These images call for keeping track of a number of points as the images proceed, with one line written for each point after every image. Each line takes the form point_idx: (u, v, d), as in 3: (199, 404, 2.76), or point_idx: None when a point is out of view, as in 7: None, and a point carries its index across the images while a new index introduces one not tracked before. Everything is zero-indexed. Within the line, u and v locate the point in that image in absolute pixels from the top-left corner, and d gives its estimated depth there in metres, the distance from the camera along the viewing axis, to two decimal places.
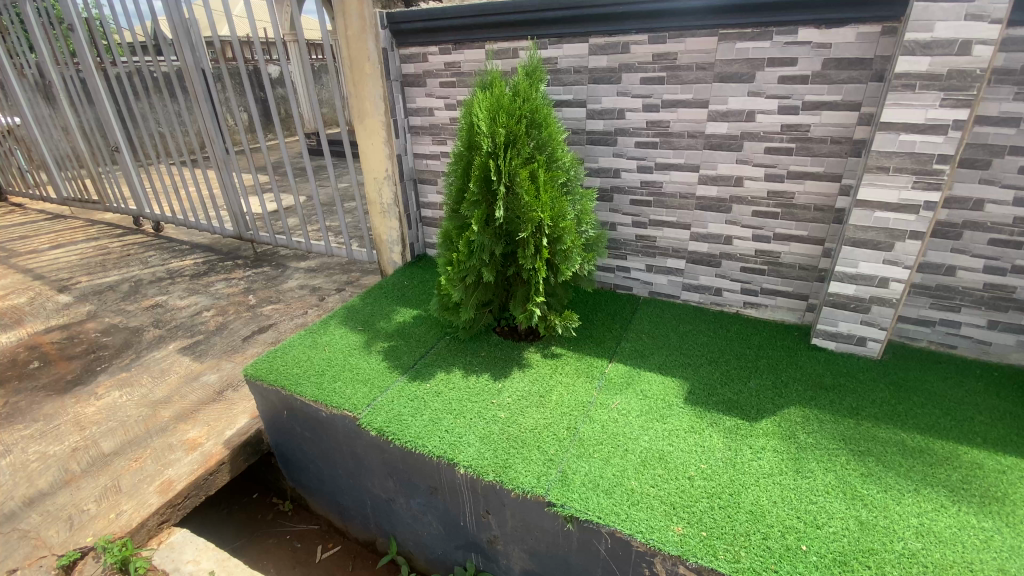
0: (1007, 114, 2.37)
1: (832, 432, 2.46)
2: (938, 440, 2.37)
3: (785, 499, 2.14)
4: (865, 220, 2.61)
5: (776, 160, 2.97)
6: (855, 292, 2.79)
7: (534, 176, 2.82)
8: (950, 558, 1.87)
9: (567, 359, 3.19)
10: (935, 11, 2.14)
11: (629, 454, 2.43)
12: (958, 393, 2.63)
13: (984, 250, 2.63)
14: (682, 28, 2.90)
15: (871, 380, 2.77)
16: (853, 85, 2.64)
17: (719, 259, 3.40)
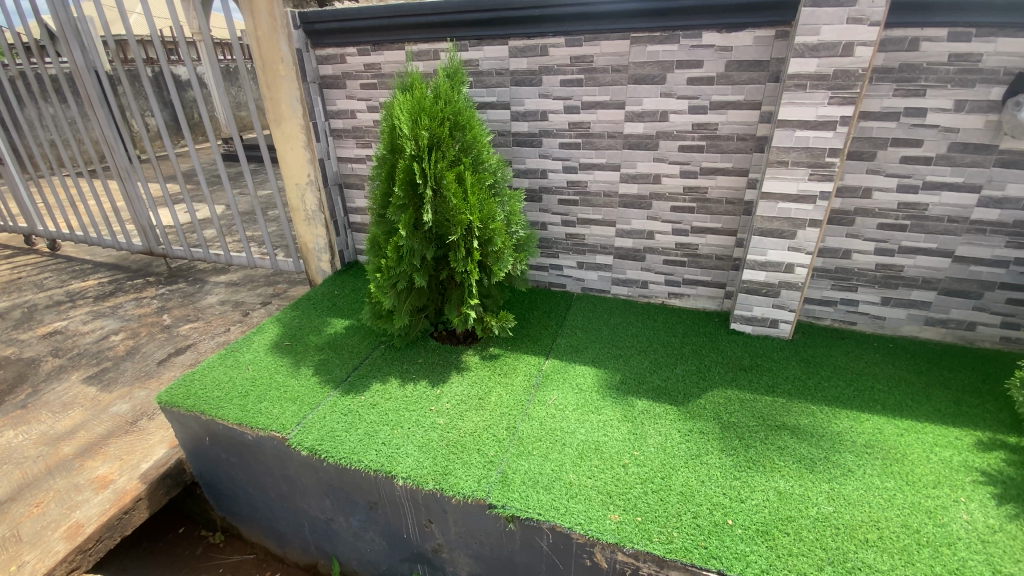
0: (888, 110, 2.61)
1: (752, 411, 2.63)
2: (843, 410, 2.59)
3: (713, 478, 2.26)
4: (770, 211, 2.82)
5: (690, 158, 3.14)
6: (765, 278, 3.01)
7: (460, 179, 2.81)
8: (856, 517, 2.05)
9: (504, 359, 3.20)
10: (820, 16, 2.34)
11: (567, 448, 2.47)
12: (859, 365, 2.89)
13: (874, 233, 2.91)
14: (597, 31, 2.98)
15: (784, 359, 2.98)
16: (754, 85, 2.83)
17: (644, 254, 3.54)
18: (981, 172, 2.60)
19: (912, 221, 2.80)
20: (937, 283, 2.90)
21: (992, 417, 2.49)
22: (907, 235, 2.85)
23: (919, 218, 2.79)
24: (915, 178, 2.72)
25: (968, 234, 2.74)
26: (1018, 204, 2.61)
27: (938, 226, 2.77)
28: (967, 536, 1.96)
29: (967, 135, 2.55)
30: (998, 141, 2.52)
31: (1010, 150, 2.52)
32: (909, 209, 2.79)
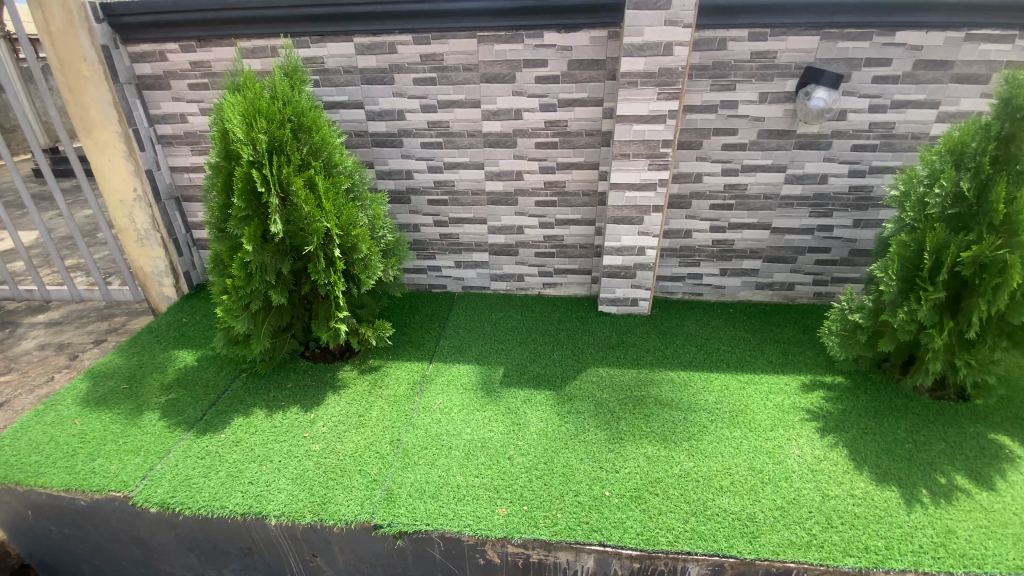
0: (708, 103, 2.93)
1: (623, 386, 2.82)
2: (697, 372, 2.89)
3: (592, 455, 2.39)
4: (620, 200, 3.04)
5: (546, 153, 3.26)
6: (623, 262, 3.24)
7: (311, 184, 2.63)
8: (712, 468, 2.30)
9: (384, 370, 3.07)
10: (642, 18, 2.55)
11: (452, 451, 2.45)
12: (708, 331, 3.24)
13: (709, 214, 3.26)
14: (444, 29, 2.96)
15: (646, 333, 3.25)
16: (594, 83, 3.01)
17: (516, 248, 3.63)
18: (785, 154, 3.03)
19: (737, 200, 3.20)
20: (761, 252, 3.35)
21: (811, 362, 2.93)
22: (734, 213, 3.24)
23: (742, 197, 3.19)
24: (736, 163, 3.09)
25: (781, 208, 3.19)
26: (814, 180, 3.09)
27: (757, 203, 3.20)
28: (798, 467, 2.29)
29: (772, 123, 2.95)
30: (794, 127, 2.95)
31: (804, 134, 2.96)
32: (733, 190, 3.17)
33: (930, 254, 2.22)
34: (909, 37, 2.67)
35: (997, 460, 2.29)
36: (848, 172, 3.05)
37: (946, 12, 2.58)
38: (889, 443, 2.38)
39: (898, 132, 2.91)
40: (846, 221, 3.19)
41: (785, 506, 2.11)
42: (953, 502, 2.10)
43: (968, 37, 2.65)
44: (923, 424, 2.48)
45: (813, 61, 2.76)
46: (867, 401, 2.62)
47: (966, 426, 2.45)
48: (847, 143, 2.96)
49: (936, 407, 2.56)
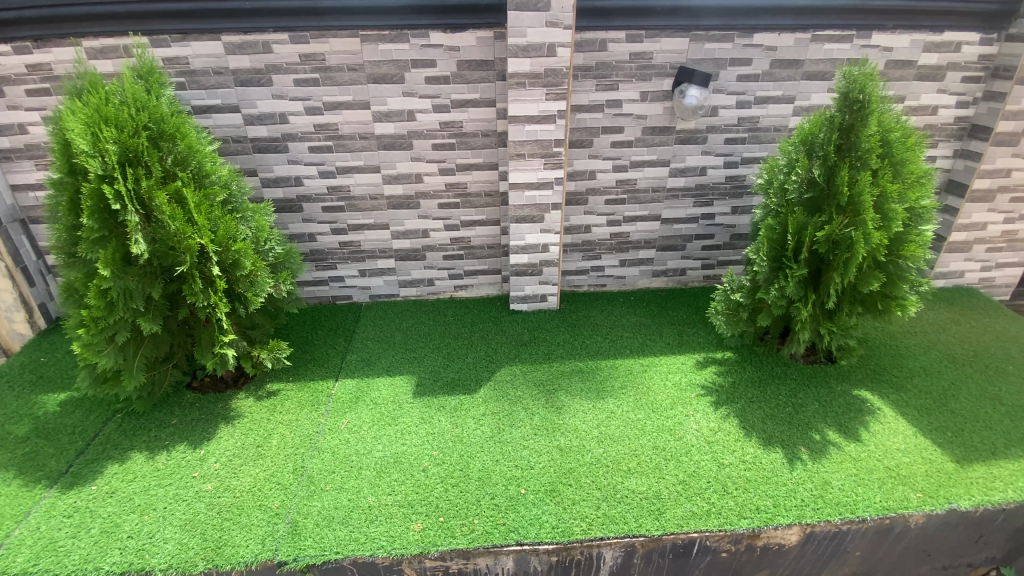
0: (594, 102, 3.03)
1: (534, 382, 2.85)
2: (604, 361, 3.00)
3: (506, 455, 2.38)
4: (520, 199, 3.07)
5: (444, 155, 3.21)
6: (529, 260, 3.28)
7: (179, 198, 2.39)
8: (620, 452, 2.39)
9: (285, 393, 2.86)
10: (523, 20, 2.57)
11: (363, 470, 2.34)
12: (614, 320, 3.38)
13: (605, 208, 3.40)
14: (322, 27, 2.81)
15: (556, 327, 3.32)
16: (485, 84, 3.01)
17: (422, 252, 3.54)
18: (667, 149, 3.22)
19: (629, 194, 3.35)
20: (656, 242, 3.54)
21: (705, 341, 3.15)
22: (627, 207, 3.40)
23: (633, 192, 3.35)
24: (625, 159, 3.24)
25: (669, 200, 3.40)
26: (695, 173, 3.32)
27: (648, 196, 3.37)
28: (697, 441, 2.44)
29: (654, 120, 3.12)
30: (674, 124, 3.14)
31: (683, 130, 3.16)
32: (625, 185, 3.32)
33: (793, 235, 2.46)
34: (765, 38, 2.92)
35: (860, 412, 2.58)
36: (724, 164, 3.30)
37: (794, 15, 2.85)
38: (773, 409, 2.61)
39: (763, 125, 3.19)
40: (726, 209, 3.46)
41: (687, 480, 2.24)
42: (827, 456, 2.34)
43: (814, 38, 2.94)
44: (800, 388, 2.75)
45: (685, 61, 2.95)
46: (754, 372, 2.86)
47: (834, 385, 2.75)
48: (720, 137, 3.20)
49: (810, 371, 2.85)
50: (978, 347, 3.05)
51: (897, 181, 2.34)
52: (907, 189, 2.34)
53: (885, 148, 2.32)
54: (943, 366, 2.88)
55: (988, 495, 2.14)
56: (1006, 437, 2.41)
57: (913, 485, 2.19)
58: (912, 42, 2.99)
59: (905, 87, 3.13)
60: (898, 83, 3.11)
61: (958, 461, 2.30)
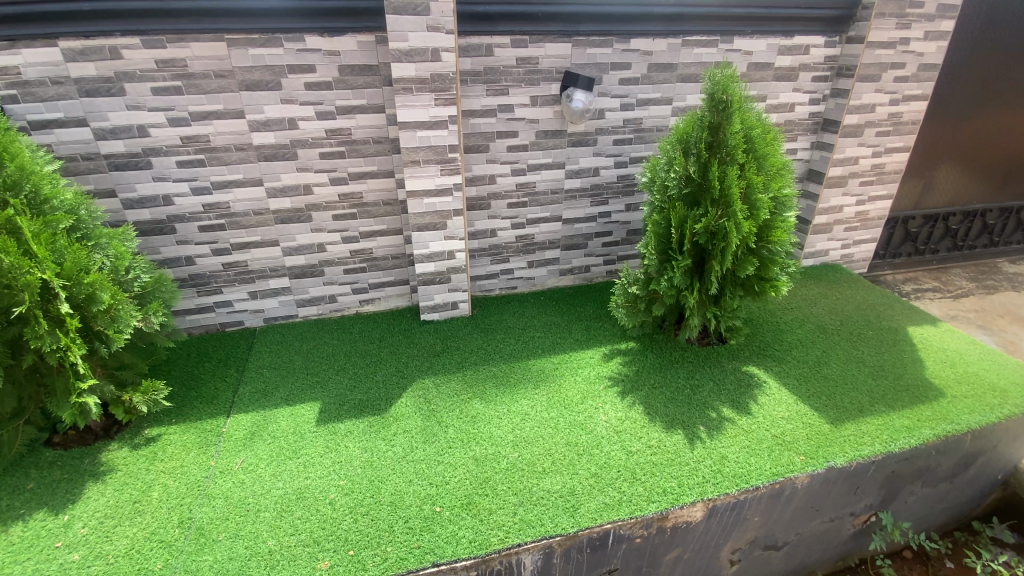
0: (486, 107, 3.02)
1: (447, 392, 2.78)
2: (517, 365, 2.98)
3: (419, 473, 2.29)
4: (420, 207, 2.97)
5: (334, 164, 3.04)
6: (435, 268, 3.20)
7: (11, 228, 2.04)
8: (534, 454, 2.39)
9: (169, 437, 2.57)
10: (404, 23, 2.48)
11: (261, 511, 2.14)
12: (525, 321, 3.39)
13: (507, 212, 3.40)
14: (180, 30, 2.55)
15: (468, 334, 3.26)
16: (371, 89, 2.89)
17: (320, 268, 3.33)
18: (562, 152, 3.30)
19: (529, 197, 3.39)
20: (559, 241, 3.61)
21: (611, 333, 3.26)
22: (529, 210, 3.44)
23: (532, 194, 3.39)
24: (522, 163, 3.27)
25: (567, 201, 3.48)
26: (589, 174, 3.43)
27: (547, 198, 3.43)
28: (607, 434, 2.50)
29: (546, 124, 3.18)
30: (565, 127, 3.22)
31: (574, 133, 3.25)
32: (524, 188, 3.35)
33: (677, 228, 2.61)
34: (641, 43, 3.08)
35: (750, 387, 2.79)
36: (614, 164, 3.44)
37: (664, 21, 3.03)
38: (674, 393, 2.75)
39: (647, 126, 3.36)
40: (621, 206, 3.62)
41: (599, 472, 2.29)
42: (723, 432, 2.50)
43: (684, 43, 3.15)
44: (696, 369, 2.92)
45: (570, 66, 3.03)
46: (656, 360, 3.00)
47: (726, 364, 2.96)
48: (609, 138, 3.34)
49: (704, 353, 3.05)
50: (843, 317, 3.42)
51: (761, 173, 2.54)
52: (771, 180, 2.56)
53: (750, 144, 2.52)
54: (816, 337, 3.20)
55: (858, 449, 2.38)
56: (869, 396, 2.71)
57: (797, 449, 2.38)
58: (769, 46, 3.30)
59: (766, 86, 3.43)
60: (760, 83, 3.40)
61: (833, 422, 2.54)
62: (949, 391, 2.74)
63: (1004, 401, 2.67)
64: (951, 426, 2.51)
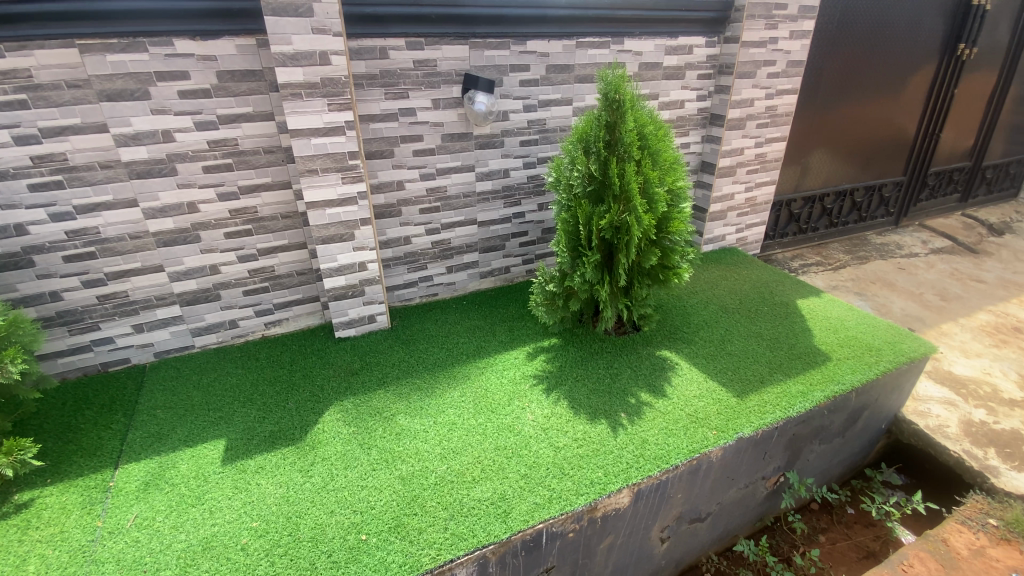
0: (387, 111, 2.86)
1: (368, 410, 2.60)
2: (442, 374, 2.84)
3: (341, 502, 2.12)
4: (322, 218, 2.73)
5: (221, 178, 2.80)
6: (347, 282, 2.96)
7: None
8: (463, 463, 2.28)
9: (44, 500, 2.23)
10: (285, 25, 2.31)
11: (160, 570, 1.90)
12: (448, 328, 3.25)
13: (420, 218, 3.24)
14: (19, 36, 2.23)
15: (388, 348, 3.05)
16: (256, 96, 2.70)
17: (216, 292, 3.05)
18: (470, 154, 3.22)
19: (442, 202, 3.26)
20: (476, 244, 3.54)
21: (533, 332, 3.26)
22: (443, 214, 3.31)
23: (445, 199, 3.27)
24: (430, 167, 3.13)
25: (480, 204, 3.42)
26: (499, 175, 3.39)
27: (460, 202, 3.33)
28: (534, 432, 2.46)
29: (451, 126, 3.08)
30: (471, 130, 3.15)
31: (480, 135, 3.20)
32: (435, 193, 3.22)
33: (584, 225, 2.67)
34: (537, 45, 3.10)
35: (665, 371, 2.91)
36: (523, 165, 3.44)
37: (557, 23, 3.08)
38: (596, 383, 2.81)
39: (551, 126, 3.40)
40: (534, 206, 3.63)
41: (529, 473, 2.23)
42: (643, 416, 2.58)
43: (578, 45, 3.23)
44: (615, 359, 3.01)
45: (469, 68, 2.96)
46: (578, 354, 3.05)
47: (642, 351, 3.09)
48: (516, 140, 3.32)
49: (621, 342, 3.15)
50: (741, 296, 3.69)
51: (656, 168, 2.68)
52: (665, 175, 2.70)
53: (644, 141, 2.64)
54: (719, 317, 3.42)
55: (762, 417, 2.56)
56: (769, 367, 2.94)
57: (710, 425, 2.51)
58: (656, 46, 3.49)
59: (657, 85, 3.62)
60: (651, 81, 3.58)
61: (739, 395, 2.72)
62: (834, 355, 3.04)
63: (879, 358, 3.01)
64: (838, 386, 2.78)
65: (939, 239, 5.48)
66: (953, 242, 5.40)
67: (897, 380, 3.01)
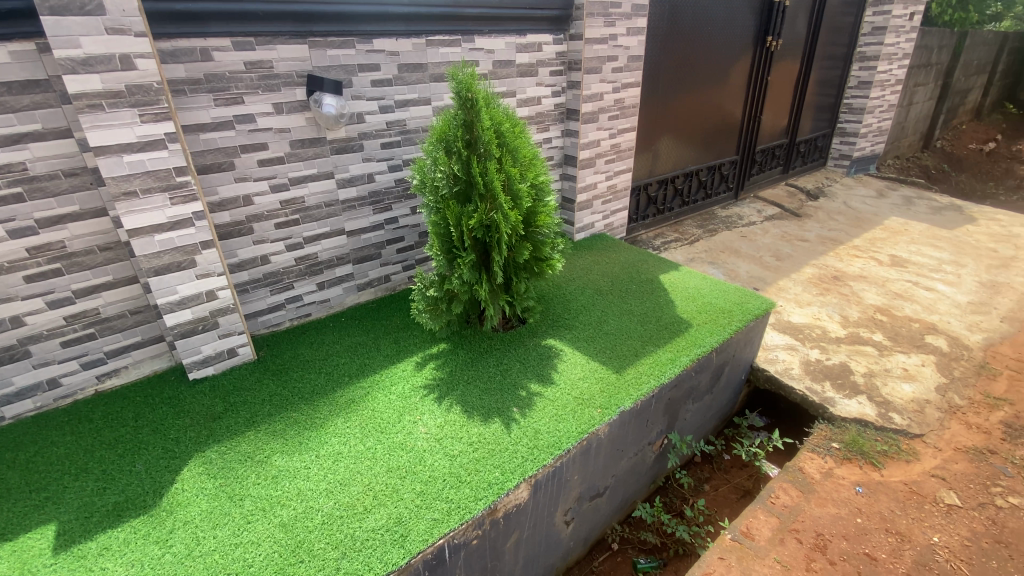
0: (219, 119, 2.55)
1: (238, 457, 2.30)
2: (321, 401, 2.60)
3: (210, 567, 1.83)
4: (151, 246, 2.37)
5: (9, 212, 2.31)
6: (194, 315, 2.60)
7: None
8: (352, 495, 2.07)
9: None
10: (70, 26, 1.95)
11: None
12: (325, 350, 3.00)
13: (276, 234, 2.95)
14: None
15: (256, 382, 2.75)
16: (44, 110, 2.25)
17: (23, 348, 2.52)
18: (326, 161, 2.99)
19: (300, 214, 2.99)
20: (347, 256, 3.31)
21: (419, 340, 3.11)
22: (303, 227, 3.04)
23: (304, 210, 3.00)
24: (281, 177, 2.85)
25: (346, 212, 3.19)
26: (363, 181, 3.19)
27: (321, 212, 3.08)
28: (427, 445, 2.32)
29: (299, 132, 2.82)
30: (323, 134, 2.91)
31: (335, 139, 2.97)
32: (291, 205, 2.94)
33: (455, 226, 2.60)
34: (385, 44, 2.97)
35: (552, 359, 2.96)
36: (388, 168, 3.27)
37: (403, 21, 2.97)
38: (487, 382, 2.74)
39: (412, 127, 3.28)
40: (406, 210, 3.47)
41: (424, 489, 2.10)
42: (534, 406, 2.58)
43: (429, 43, 3.15)
44: (504, 354, 2.99)
45: (312, 69, 2.74)
46: (467, 355, 2.96)
47: (528, 342, 3.11)
48: (375, 142, 3.15)
49: (508, 337, 3.15)
50: (613, 278, 3.92)
51: (517, 165, 2.72)
52: (526, 170, 2.75)
53: (501, 138, 2.66)
54: (595, 300, 3.59)
55: (640, 389, 2.72)
56: (642, 340, 3.14)
57: (595, 404, 2.60)
58: (506, 44, 3.54)
59: (512, 83, 3.69)
60: (506, 79, 3.64)
61: (618, 370, 2.87)
62: (695, 321, 3.35)
63: (731, 318, 3.37)
64: (699, 349, 3.06)
65: (771, 207, 6.32)
66: (782, 209, 6.26)
67: (748, 335, 3.39)
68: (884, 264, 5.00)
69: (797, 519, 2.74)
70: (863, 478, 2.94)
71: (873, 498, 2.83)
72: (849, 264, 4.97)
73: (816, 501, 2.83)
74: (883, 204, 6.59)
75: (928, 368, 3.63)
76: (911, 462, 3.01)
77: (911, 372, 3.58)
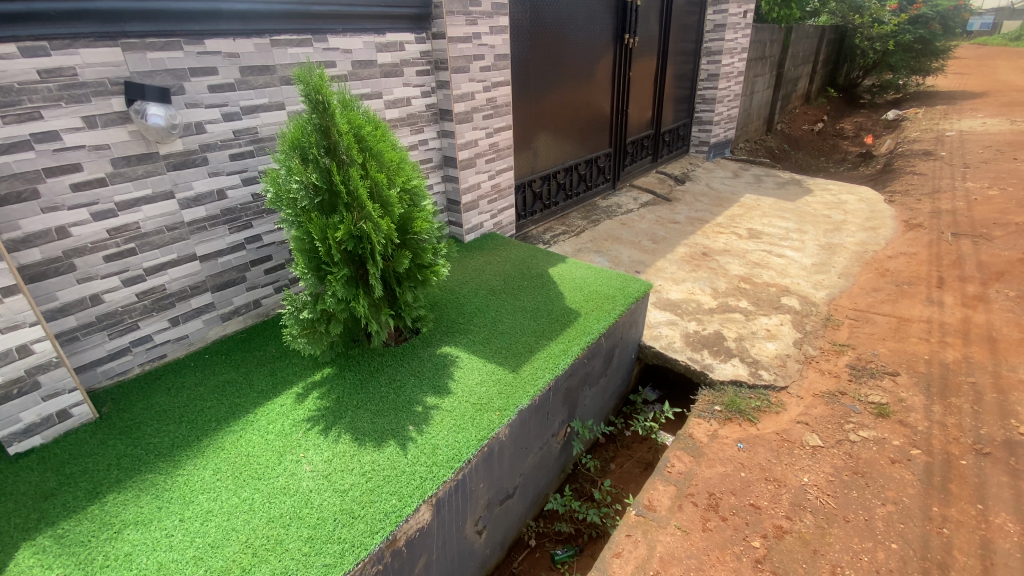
0: (10, 139, 2.12)
1: (80, 539, 1.93)
2: (185, 455, 2.28)
3: None
4: None
5: None
6: (4, 377, 2.15)
7: None
8: (228, 557, 1.83)
9: None
10: None
11: None
12: (189, 395, 2.65)
13: (108, 268, 2.53)
14: None
15: (102, 445, 2.34)
16: None
17: None
18: (162, 179, 2.62)
19: (136, 242, 2.60)
20: (204, 284, 2.95)
21: (301, 368, 2.86)
22: (142, 256, 2.65)
23: (140, 237, 2.61)
24: (105, 202, 2.45)
25: (194, 234, 2.83)
26: (213, 198, 2.85)
27: (162, 237, 2.70)
28: (314, 484, 2.12)
29: (121, 149, 2.44)
30: (154, 149, 2.55)
31: (170, 154, 2.61)
32: (122, 232, 2.54)
33: (320, 240, 2.41)
34: (220, 44, 2.67)
35: (447, 368, 2.87)
36: (242, 182, 2.96)
37: (239, 19, 2.69)
38: (379, 404, 2.58)
39: (265, 135, 3.00)
40: (270, 225, 3.18)
41: (313, 533, 1.92)
42: (429, 421, 2.47)
43: (274, 43, 2.89)
44: (396, 370, 2.84)
45: (130, 74, 2.38)
46: (355, 378, 2.77)
47: (421, 353, 2.99)
48: (222, 154, 2.82)
49: (399, 352, 3.00)
50: (504, 276, 3.93)
51: (383, 169, 2.59)
52: (394, 175, 2.63)
53: (363, 142, 2.51)
54: (487, 301, 3.56)
55: (536, 384, 2.73)
56: (534, 335, 3.17)
57: (493, 407, 2.56)
58: (365, 43, 3.37)
59: (377, 84, 3.53)
60: (369, 80, 3.47)
61: (514, 369, 2.86)
62: (582, 310, 3.45)
63: (615, 303, 3.52)
64: (588, 336, 3.16)
65: (645, 194, 6.77)
66: (655, 195, 6.73)
67: (631, 316, 3.58)
68: (743, 237, 5.57)
69: (692, 483, 2.93)
70: (743, 434, 3.23)
71: (753, 452, 3.12)
72: (715, 240, 5.47)
73: (706, 463, 3.05)
74: (739, 184, 7.35)
75: (786, 326, 4.09)
76: (780, 413, 3.37)
77: (772, 332, 4.00)
